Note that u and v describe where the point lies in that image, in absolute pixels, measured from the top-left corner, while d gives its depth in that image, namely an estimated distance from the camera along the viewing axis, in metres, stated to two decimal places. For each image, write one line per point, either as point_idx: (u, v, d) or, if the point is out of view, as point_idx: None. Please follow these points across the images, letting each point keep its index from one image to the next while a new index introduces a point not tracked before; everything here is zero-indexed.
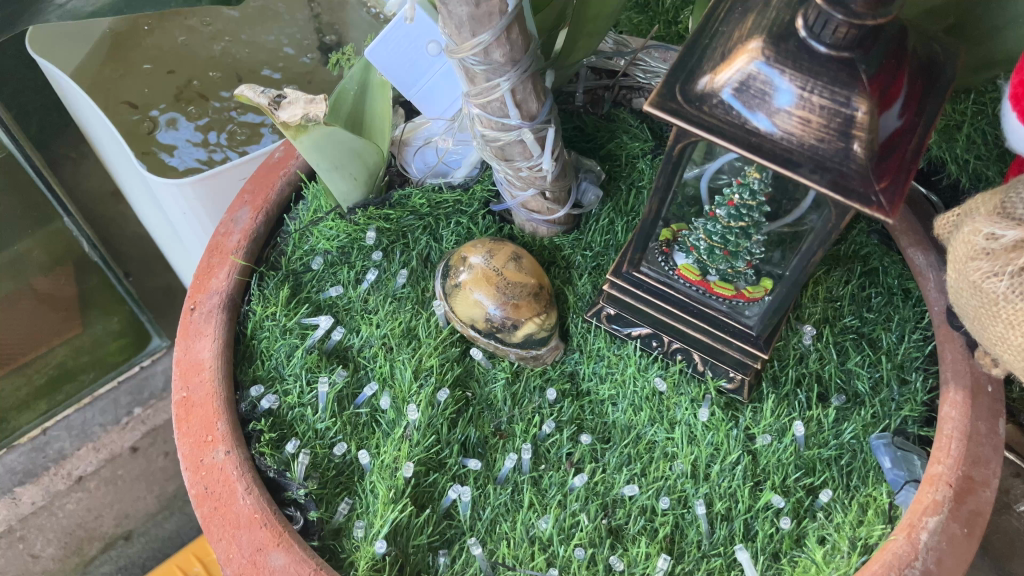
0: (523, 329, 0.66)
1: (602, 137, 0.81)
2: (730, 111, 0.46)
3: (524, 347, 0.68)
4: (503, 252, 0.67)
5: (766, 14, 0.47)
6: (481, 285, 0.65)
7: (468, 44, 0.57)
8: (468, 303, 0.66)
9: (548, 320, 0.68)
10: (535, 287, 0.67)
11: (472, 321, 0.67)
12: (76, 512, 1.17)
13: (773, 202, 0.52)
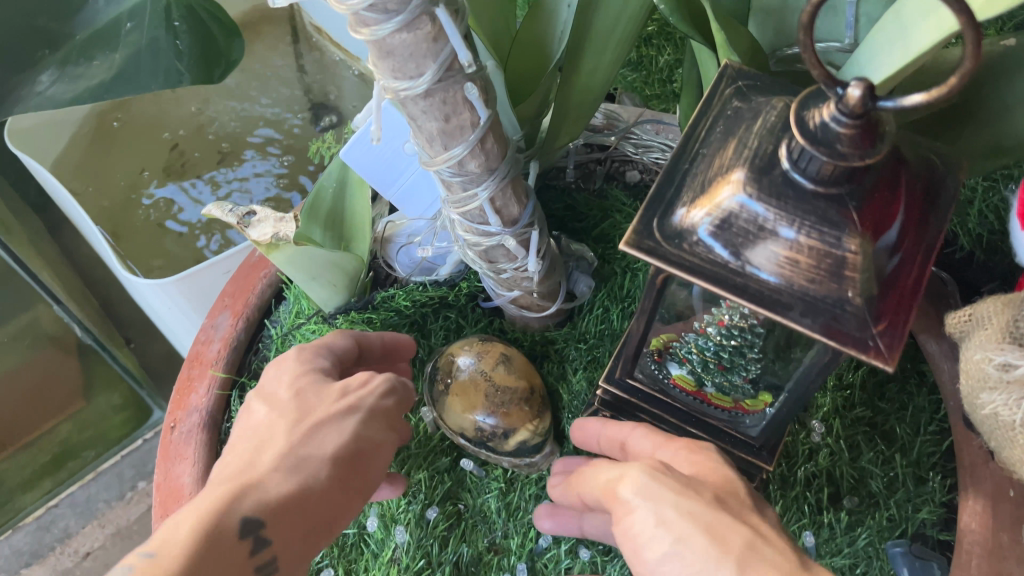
0: (514, 438, 0.63)
1: (594, 217, 0.77)
2: (711, 250, 0.43)
3: (516, 456, 0.64)
4: (493, 353, 0.64)
5: (748, 142, 0.44)
6: (470, 389, 0.62)
7: (440, 158, 0.55)
8: (458, 407, 0.63)
9: (542, 424, 0.64)
10: (526, 392, 0.64)
11: (462, 428, 0.64)
12: (93, 568, 1.15)
13: (766, 326, 0.49)
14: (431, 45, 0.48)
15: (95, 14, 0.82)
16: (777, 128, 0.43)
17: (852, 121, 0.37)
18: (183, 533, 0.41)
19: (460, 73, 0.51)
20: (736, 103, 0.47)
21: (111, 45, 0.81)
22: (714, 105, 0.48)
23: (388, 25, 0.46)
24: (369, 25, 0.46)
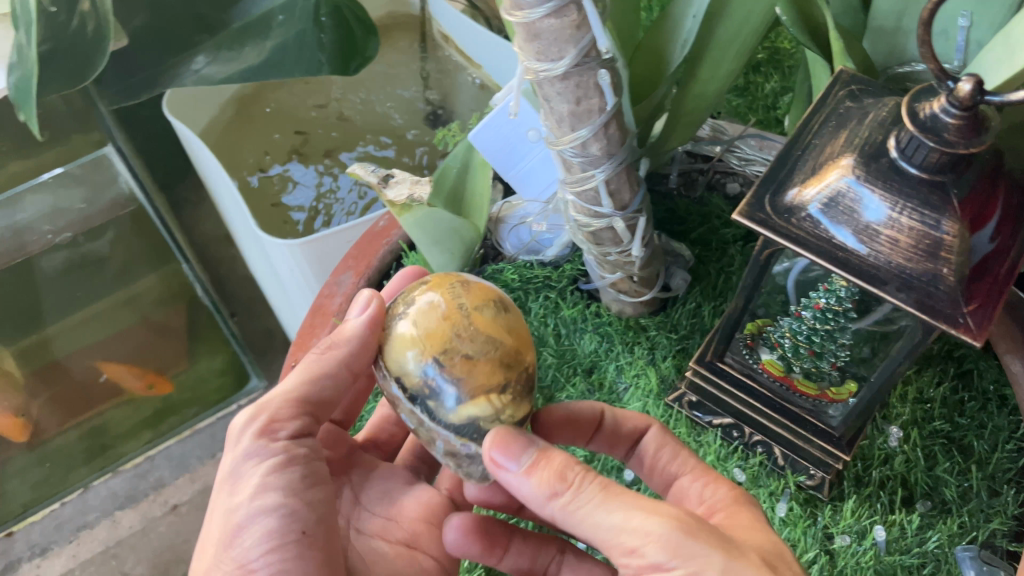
0: (471, 405, 0.47)
1: (693, 221, 0.82)
2: (818, 226, 0.47)
3: (461, 435, 0.48)
4: (475, 296, 0.50)
5: (858, 132, 0.48)
6: (429, 331, 0.48)
7: (567, 138, 0.61)
8: (408, 349, 0.48)
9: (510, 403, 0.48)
10: (510, 352, 0.48)
11: (399, 373, 0.49)
12: (167, 534, 1.21)
13: (859, 308, 0.53)
14: (574, 32, 0.54)
15: (253, 5, 0.92)
16: (888, 122, 0.48)
17: (962, 113, 0.41)
18: None
19: (596, 61, 0.57)
20: (849, 101, 0.52)
21: (263, 35, 0.93)
22: (828, 104, 0.53)
23: (540, 10, 0.52)
24: (524, 8, 0.52)
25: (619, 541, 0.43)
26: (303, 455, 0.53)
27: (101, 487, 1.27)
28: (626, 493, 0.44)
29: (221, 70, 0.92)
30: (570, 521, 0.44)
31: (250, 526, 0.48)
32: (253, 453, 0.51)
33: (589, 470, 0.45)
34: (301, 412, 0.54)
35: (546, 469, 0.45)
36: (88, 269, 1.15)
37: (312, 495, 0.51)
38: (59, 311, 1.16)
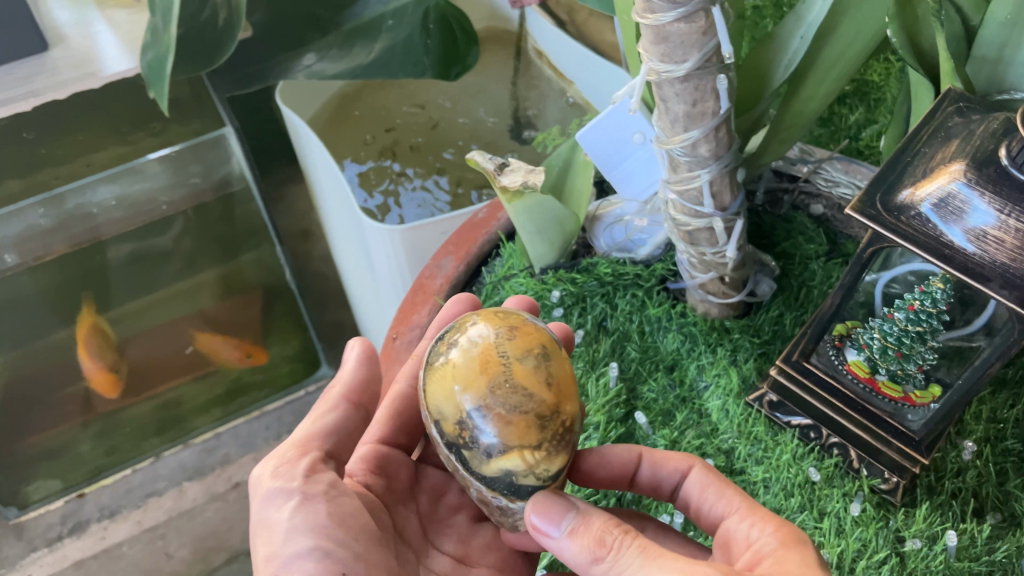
0: (506, 458, 0.50)
1: (778, 236, 0.86)
2: (927, 223, 0.51)
3: (492, 488, 0.52)
4: (525, 343, 0.51)
5: (970, 142, 0.52)
6: (469, 379, 0.49)
7: (678, 138, 0.65)
8: (448, 394, 0.50)
9: (543, 463, 0.50)
10: (547, 408, 0.50)
11: (438, 416, 0.51)
12: (213, 519, 1.26)
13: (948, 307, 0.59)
14: (700, 38, 0.58)
15: (365, 8, 0.97)
16: (1000, 133, 0.51)
17: None
18: None
19: (716, 66, 0.61)
20: (957, 117, 0.54)
21: (371, 37, 0.97)
22: (936, 119, 0.55)
23: (671, 14, 0.56)
24: (655, 12, 0.57)
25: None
26: (324, 489, 0.53)
27: (170, 458, 1.33)
28: (662, 556, 0.46)
29: (331, 66, 0.98)
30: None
31: (294, 569, 0.49)
32: (277, 496, 0.52)
33: (627, 535, 0.48)
34: (308, 446, 0.55)
35: (586, 536, 0.48)
36: (151, 266, 1.13)
37: (345, 533, 0.51)
38: (125, 294, 1.14)
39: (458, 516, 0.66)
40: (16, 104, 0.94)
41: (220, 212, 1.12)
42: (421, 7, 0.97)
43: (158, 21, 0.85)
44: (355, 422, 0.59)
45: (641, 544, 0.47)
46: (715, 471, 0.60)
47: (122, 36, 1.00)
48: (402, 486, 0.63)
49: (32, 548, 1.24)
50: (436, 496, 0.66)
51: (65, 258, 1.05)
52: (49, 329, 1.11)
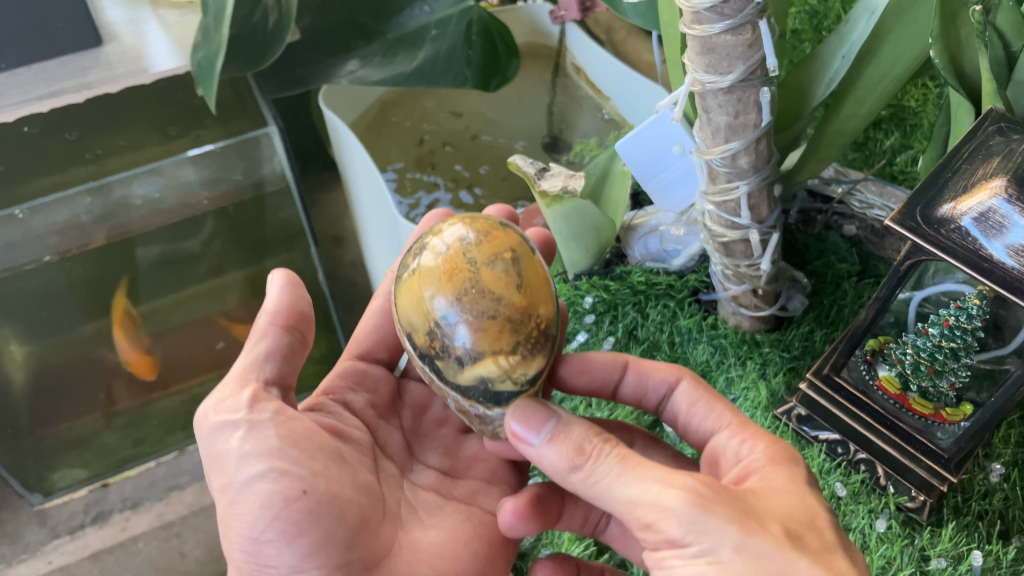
0: (481, 363, 0.50)
1: (811, 254, 0.88)
2: (967, 236, 0.52)
3: (469, 396, 0.52)
4: (495, 248, 0.50)
5: (1011, 159, 0.53)
6: (438, 285, 0.49)
7: (719, 148, 0.66)
8: (417, 303, 0.50)
9: (518, 369, 0.50)
10: (517, 311, 0.49)
11: (408, 327, 0.51)
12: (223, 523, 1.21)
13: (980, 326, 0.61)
14: (746, 50, 0.59)
15: (410, 18, 1.00)
16: None
17: None
18: None
19: (760, 79, 0.62)
20: (998, 137, 0.55)
21: (415, 45, 0.99)
22: (977, 137, 0.55)
23: (719, 26, 0.58)
24: (703, 23, 0.58)
25: (635, 515, 0.46)
26: (271, 415, 0.53)
27: (195, 452, 1.30)
28: (642, 464, 0.47)
29: (372, 74, 0.99)
30: (591, 492, 0.48)
31: (250, 489, 0.51)
32: (222, 429, 0.53)
33: (607, 444, 0.49)
34: (247, 378, 0.55)
35: (564, 444, 0.49)
36: (181, 265, 1.16)
37: (299, 453, 0.52)
38: (153, 292, 1.18)
39: (443, 429, 0.69)
40: (66, 96, 0.94)
41: (254, 212, 1.14)
42: (465, 19, 0.99)
43: (210, 21, 0.87)
44: (290, 345, 0.58)
45: (620, 453, 0.48)
46: (703, 384, 0.62)
47: (173, 36, 1.02)
48: (385, 399, 0.67)
49: (54, 535, 1.23)
50: (419, 412, 0.69)
51: (96, 253, 1.07)
52: (75, 323, 1.14)
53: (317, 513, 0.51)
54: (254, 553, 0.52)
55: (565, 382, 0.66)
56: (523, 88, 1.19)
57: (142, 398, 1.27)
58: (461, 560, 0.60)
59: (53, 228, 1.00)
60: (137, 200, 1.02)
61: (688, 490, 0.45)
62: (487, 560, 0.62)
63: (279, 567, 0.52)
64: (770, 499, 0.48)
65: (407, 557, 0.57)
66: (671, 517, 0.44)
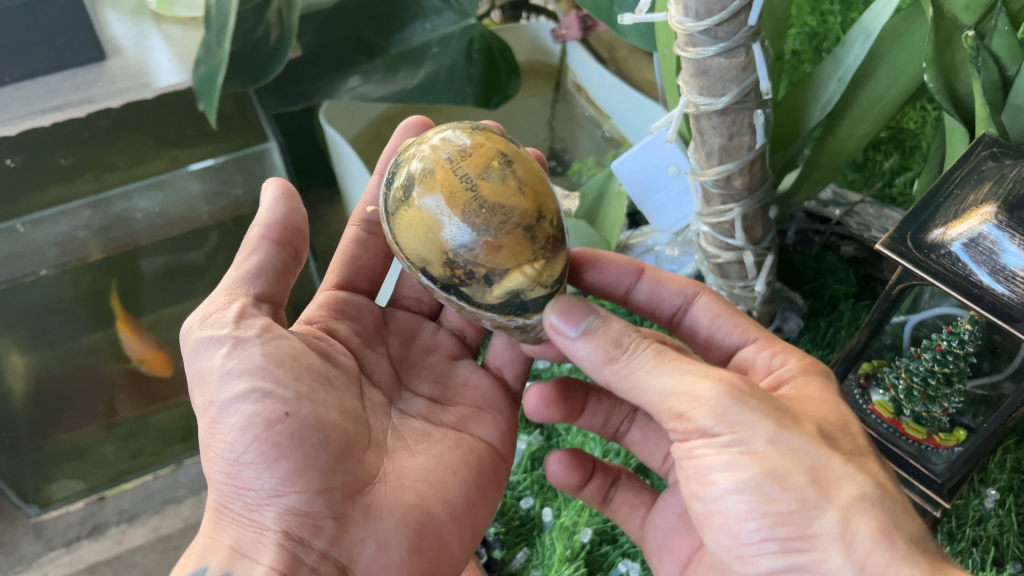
0: (508, 278, 0.53)
1: (808, 275, 0.89)
2: (957, 262, 0.52)
3: (506, 312, 0.55)
4: (478, 160, 0.52)
5: (1003, 184, 0.53)
6: (440, 214, 0.52)
7: (713, 170, 0.66)
8: (426, 237, 0.52)
9: (543, 272, 0.54)
10: (527, 215, 0.52)
11: (422, 262, 0.54)
12: None
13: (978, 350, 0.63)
14: (739, 73, 0.60)
15: (411, 35, 1.00)
16: None
17: None
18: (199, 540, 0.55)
19: (754, 101, 0.62)
20: (991, 162, 0.55)
21: (416, 63, 1.00)
22: (969, 162, 0.56)
23: (712, 48, 0.58)
24: (697, 45, 0.59)
25: (668, 404, 0.50)
26: (257, 333, 0.56)
27: (192, 467, 1.30)
28: (677, 359, 0.51)
29: (374, 90, 0.99)
30: (623, 380, 0.52)
31: (234, 410, 0.54)
32: (207, 345, 0.56)
33: (643, 338, 0.52)
34: (237, 294, 0.59)
35: (601, 338, 0.52)
36: (182, 279, 1.16)
37: (284, 374, 0.55)
38: (157, 302, 1.17)
39: (430, 357, 0.72)
40: (69, 110, 0.94)
41: None
42: (465, 37, 1.00)
43: (213, 36, 0.87)
44: (282, 261, 0.62)
45: (655, 346, 0.52)
46: (721, 300, 0.66)
47: (175, 51, 1.03)
48: (370, 328, 0.70)
49: (50, 547, 1.23)
50: (406, 341, 0.72)
51: (97, 264, 1.08)
52: (77, 333, 1.12)
53: (299, 437, 0.53)
54: (234, 476, 0.54)
55: (585, 284, 0.69)
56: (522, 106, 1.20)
57: (141, 410, 1.22)
58: (449, 486, 0.62)
59: (55, 240, 1.01)
60: (138, 213, 1.04)
61: (723, 382, 0.49)
62: (476, 489, 0.64)
63: (258, 491, 0.53)
64: (805, 405, 0.54)
65: (393, 484, 0.59)
66: (704, 407, 0.48)
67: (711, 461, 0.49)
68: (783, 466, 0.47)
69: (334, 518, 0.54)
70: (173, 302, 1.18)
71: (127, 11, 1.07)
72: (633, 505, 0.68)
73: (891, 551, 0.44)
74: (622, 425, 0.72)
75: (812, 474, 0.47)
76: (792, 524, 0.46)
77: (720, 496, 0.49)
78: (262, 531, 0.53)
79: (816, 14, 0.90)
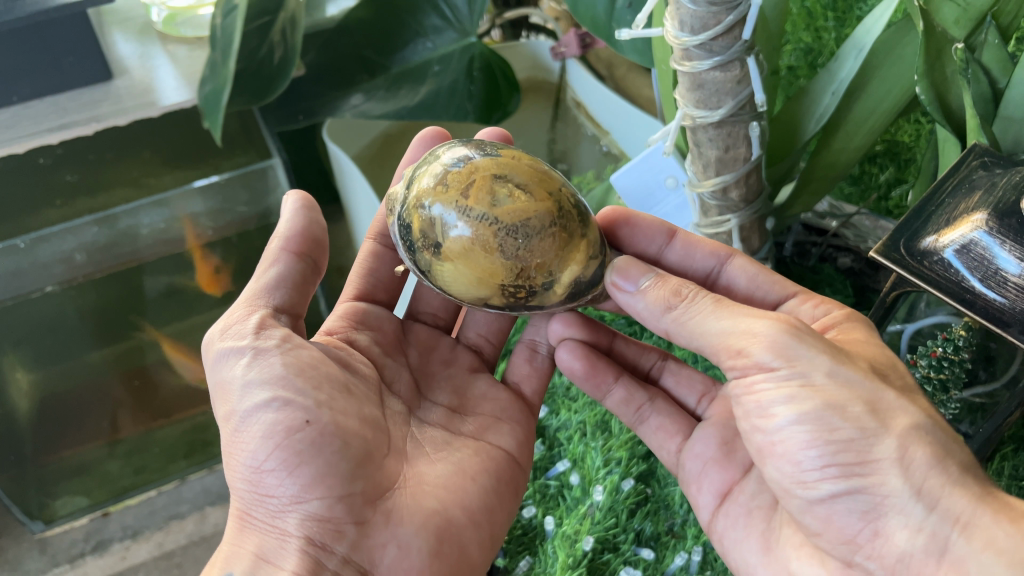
0: (563, 276, 0.59)
1: (807, 285, 0.89)
2: (949, 268, 0.53)
3: (575, 299, 0.63)
4: (484, 191, 0.57)
5: (993, 192, 0.54)
6: (476, 264, 0.57)
7: (711, 181, 0.68)
8: (478, 283, 0.59)
9: (586, 249, 0.60)
10: (549, 218, 0.57)
11: (480, 300, 0.61)
12: None
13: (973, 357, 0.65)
14: (734, 86, 0.61)
15: (413, 53, 1.01)
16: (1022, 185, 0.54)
17: None
18: (220, 552, 0.56)
19: (749, 114, 0.64)
20: (981, 170, 0.56)
21: (419, 80, 1.02)
22: (961, 171, 0.57)
23: (708, 62, 0.59)
24: (693, 59, 0.60)
25: (727, 343, 0.54)
26: (276, 343, 0.58)
27: (195, 481, 1.30)
28: (733, 307, 0.56)
29: (376, 107, 1.01)
30: (683, 327, 0.57)
31: (256, 420, 0.55)
32: (229, 355, 0.58)
33: (700, 291, 0.58)
34: (257, 304, 0.61)
35: (662, 289, 0.58)
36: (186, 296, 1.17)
37: (304, 383, 0.56)
38: (160, 319, 1.16)
39: (450, 369, 0.74)
40: (76, 128, 0.95)
41: (260, 242, 1.15)
42: (467, 54, 1.02)
43: (218, 56, 0.88)
44: (302, 272, 0.63)
45: (712, 296, 0.57)
46: (755, 261, 0.68)
47: (180, 69, 1.04)
48: (390, 339, 0.72)
49: (54, 564, 1.23)
50: (425, 352, 0.74)
51: (102, 280, 1.10)
52: (81, 351, 1.13)
53: (320, 443, 0.54)
54: (256, 483, 0.55)
55: (618, 248, 0.69)
56: (520, 123, 1.21)
57: (145, 425, 1.22)
58: (467, 492, 0.62)
59: (58, 257, 1.04)
60: (144, 230, 1.07)
61: (778, 322, 0.53)
62: (496, 496, 0.64)
63: (280, 497, 0.54)
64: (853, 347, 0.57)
65: (413, 489, 0.59)
66: (764, 342, 0.52)
67: (771, 395, 0.52)
68: (841, 397, 0.50)
69: (354, 522, 0.55)
70: (176, 318, 1.17)
71: (134, 32, 1.09)
72: (670, 433, 0.70)
73: (944, 475, 0.47)
74: (653, 373, 0.76)
75: (869, 405, 0.50)
76: (852, 451, 0.49)
77: (780, 428, 0.52)
78: (285, 537, 0.54)
79: (811, 30, 0.91)
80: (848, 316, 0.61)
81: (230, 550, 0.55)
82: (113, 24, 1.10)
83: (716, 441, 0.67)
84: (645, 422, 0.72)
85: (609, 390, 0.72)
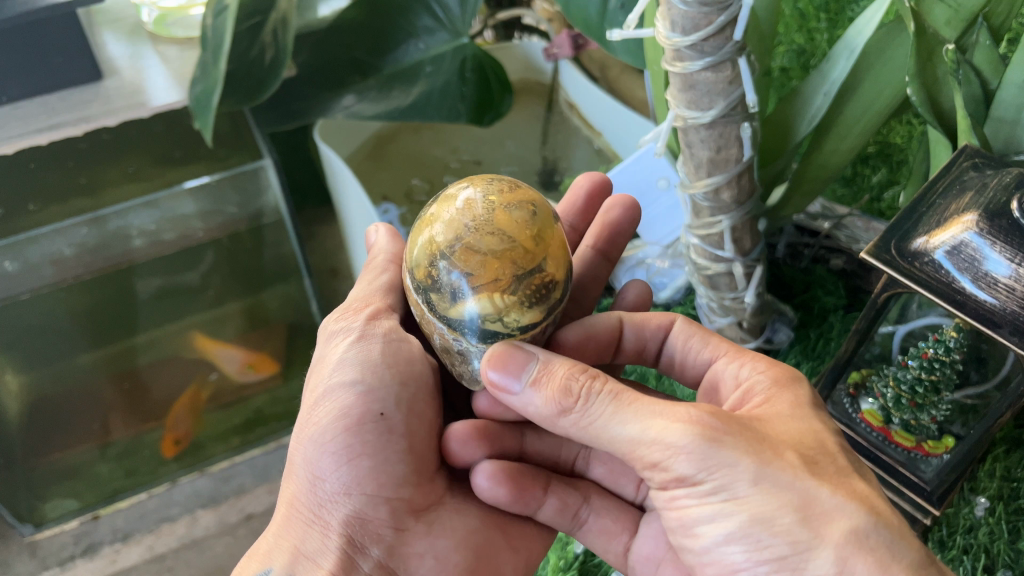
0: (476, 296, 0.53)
1: (797, 287, 0.92)
2: (939, 269, 0.53)
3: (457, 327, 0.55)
4: (519, 194, 0.54)
5: (983, 194, 0.55)
6: (446, 223, 0.53)
7: (702, 182, 0.68)
8: (425, 241, 0.54)
9: (525, 312, 0.54)
10: (521, 251, 0.52)
11: (412, 263, 0.55)
12: (220, 555, 1.21)
13: (965, 357, 0.64)
14: (726, 87, 0.61)
15: (405, 54, 1.00)
16: (1012, 186, 0.54)
17: None
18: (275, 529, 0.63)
19: (741, 114, 0.63)
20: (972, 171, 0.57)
21: (410, 82, 1.01)
22: (952, 171, 0.58)
23: (699, 63, 0.59)
24: (684, 60, 0.60)
25: (641, 453, 0.50)
26: (383, 333, 0.62)
27: (187, 485, 1.30)
28: (634, 401, 0.50)
29: (370, 107, 1.01)
30: (584, 428, 0.52)
31: (333, 400, 0.60)
32: (339, 335, 0.64)
33: (593, 380, 0.52)
34: (374, 300, 0.65)
35: (548, 387, 0.52)
36: (178, 298, 1.16)
37: (391, 376, 0.60)
38: (152, 320, 1.16)
39: None
40: (65, 129, 0.95)
41: (251, 244, 1.15)
42: (459, 55, 1.01)
43: (209, 56, 0.88)
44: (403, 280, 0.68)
45: (607, 391, 0.51)
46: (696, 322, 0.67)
47: (171, 70, 1.04)
48: None
49: (44, 566, 1.22)
50: None
51: (91, 282, 1.07)
52: (73, 353, 1.12)
53: (387, 438, 0.59)
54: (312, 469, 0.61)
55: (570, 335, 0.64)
56: (513, 120, 1.21)
57: (136, 429, 1.23)
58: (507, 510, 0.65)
59: (48, 258, 1.01)
60: (134, 232, 1.04)
61: (692, 428, 0.48)
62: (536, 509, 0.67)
63: (332, 487, 0.60)
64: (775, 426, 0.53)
65: (459, 502, 0.63)
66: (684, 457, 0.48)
67: (699, 510, 0.51)
68: (769, 509, 0.48)
69: (395, 529, 0.60)
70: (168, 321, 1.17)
71: (125, 32, 1.09)
72: (613, 534, 0.66)
73: None
74: (578, 464, 0.69)
75: (800, 512, 0.47)
76: (788, 567, 0.48)
77: (710, 547, 0.51)
78: (326, 530, 0.60)
79: (803, 31, 0.92)
80: (786, 380, 0.58)
81: (285, 527, 0.62)
82: (104, 24, 1.10)
83: (663, 539, 0.63)
84: (583, 526, 0.67)
85: (541, 503, 0.64)
